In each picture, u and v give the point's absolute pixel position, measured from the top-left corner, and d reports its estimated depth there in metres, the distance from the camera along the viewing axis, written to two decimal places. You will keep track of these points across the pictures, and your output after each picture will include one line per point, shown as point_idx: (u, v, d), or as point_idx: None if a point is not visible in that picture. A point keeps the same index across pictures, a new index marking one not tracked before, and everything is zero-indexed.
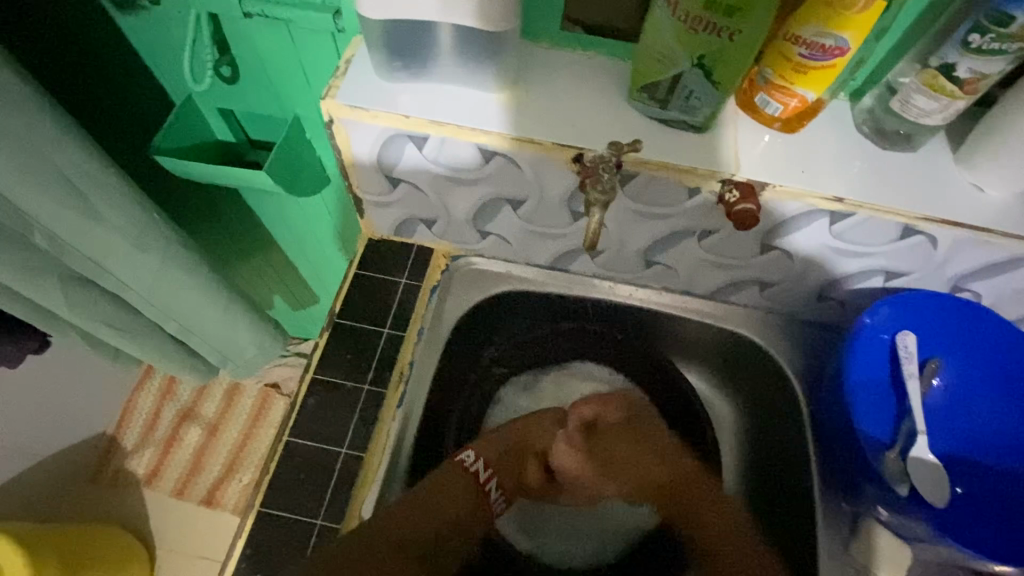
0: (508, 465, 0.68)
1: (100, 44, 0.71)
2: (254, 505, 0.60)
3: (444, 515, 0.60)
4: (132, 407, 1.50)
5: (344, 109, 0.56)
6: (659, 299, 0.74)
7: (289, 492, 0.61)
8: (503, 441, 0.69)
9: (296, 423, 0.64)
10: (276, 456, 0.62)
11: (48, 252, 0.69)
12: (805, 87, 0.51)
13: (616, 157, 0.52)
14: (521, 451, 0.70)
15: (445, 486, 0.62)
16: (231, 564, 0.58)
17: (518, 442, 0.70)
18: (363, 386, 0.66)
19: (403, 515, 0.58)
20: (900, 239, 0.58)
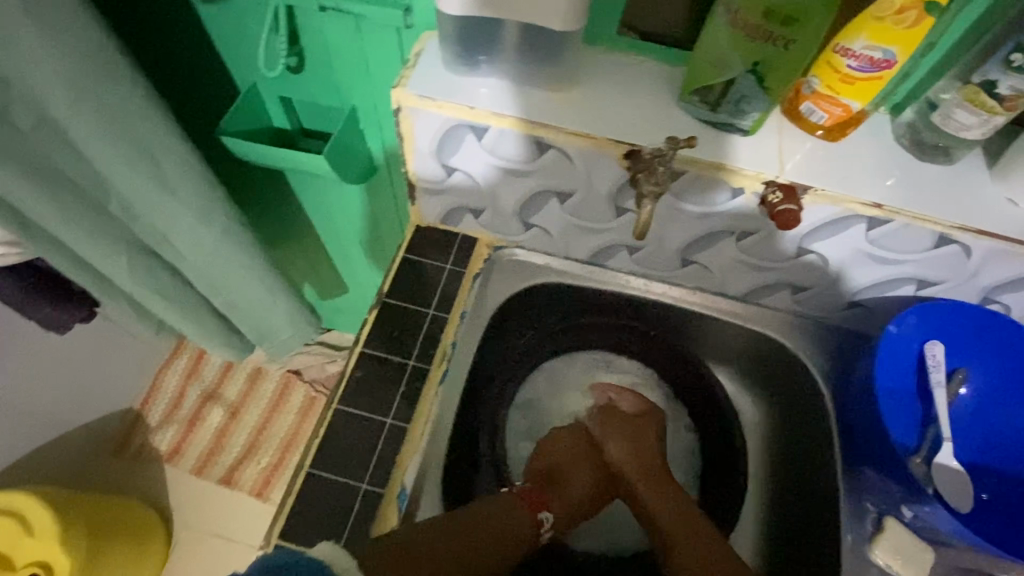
0: (562, 501, 0.67)
1: (178, 31, 0.76)
2: (302, 468, 0.63)
3: (498, 541, 0.58)
4: (158, 385, 1.55)
5: (413, 99, 0.60)
6: (691, 298, 0.77)
7: (335, 458, 0.63)
8: (550, 487, 0.68)
9: (344, 393, 0.67)
10: (325, 423, 0.65)
11: (119, 219, 0.74)
12: (850, 97, 0.54)
13: (673, 151, 0.54)
14: (558, 485, 0.68)
15: (495, 511, 0.61)
16: (278, 523, 0.60)
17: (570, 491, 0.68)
18: (409, 362, 0.69)
19: (456, 525, 0.56)
20: (935, 248, 0.60)
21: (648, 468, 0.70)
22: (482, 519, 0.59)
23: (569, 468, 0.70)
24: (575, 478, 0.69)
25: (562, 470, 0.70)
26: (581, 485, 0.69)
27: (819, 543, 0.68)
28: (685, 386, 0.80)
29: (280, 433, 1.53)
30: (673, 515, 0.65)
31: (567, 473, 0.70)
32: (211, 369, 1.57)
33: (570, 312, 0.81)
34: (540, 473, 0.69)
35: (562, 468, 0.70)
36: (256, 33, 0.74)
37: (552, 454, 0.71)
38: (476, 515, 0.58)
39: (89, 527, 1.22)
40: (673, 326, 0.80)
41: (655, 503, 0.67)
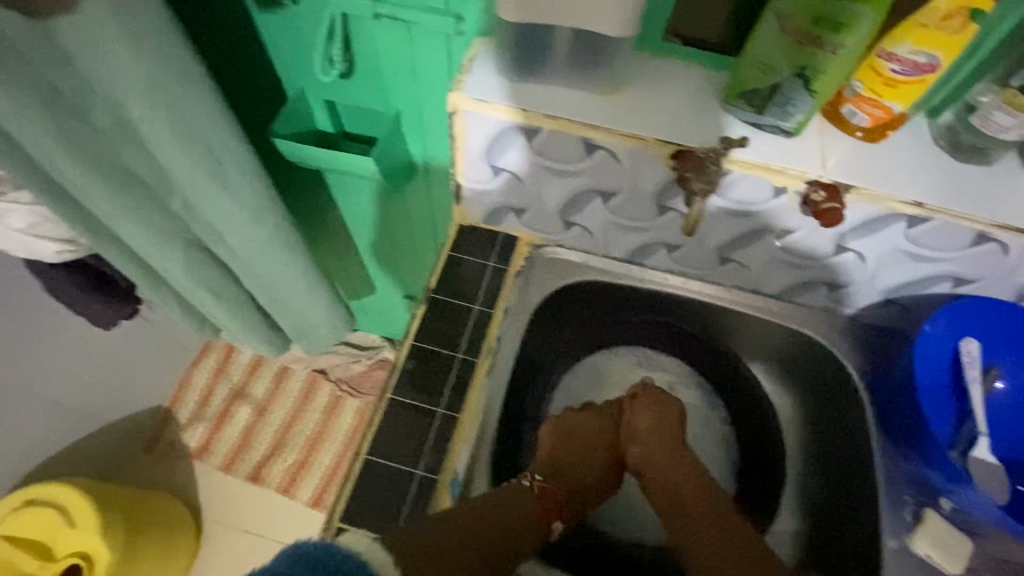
0: (573, 494, 0.69)
1: (234, 39, 0.79)
2: (360, 454, 0.65)
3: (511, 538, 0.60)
4: (188, 382, 1.55)
5: (469, 102, 0.64)
6: (727, 296, 0.78)
7: (390, 445, 0.66)
8: (565, 478, 0.68)
9: (397, 384, 0.70)
10: (380, 411, 0.68)
11: (179, 217, 0.77)
12: (892, 100, 0.56)
13: (726, 150, 0.59)
14: (574, 475, 0.69)
15: (508, 501, 0.62)
16: (340, 508, 0.62)
17: (574, 481, 0.69)
18: (457, 355, 0.72)
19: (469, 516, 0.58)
20: (973, 246, 0.62)
21: (679, 466, 0.70)
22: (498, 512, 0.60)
23: (586, 458, 0.71)
24: (589, 469, 0.70)
25: (578, 461, 0.70)
26: (592, 470, 0.71)
27: (857, 533, 0.69)
28: (724, 381, 0.81)
29: (307, 430, 1.54)
30: (693, 503, 0.67)
31: (586, 463, 0.70)
32: (238, 367, 1.59)
33: (606, 310, 0.83)
34: (556, 461, 0.69)
35: (579, 458, 0.70)
36: (309, 40, 0.77)
37: (569, 441, 0.71)
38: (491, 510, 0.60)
39: (127, 518, 1.25)
40: (707, 324, 0.82)
41: (678, 489, 0.68)
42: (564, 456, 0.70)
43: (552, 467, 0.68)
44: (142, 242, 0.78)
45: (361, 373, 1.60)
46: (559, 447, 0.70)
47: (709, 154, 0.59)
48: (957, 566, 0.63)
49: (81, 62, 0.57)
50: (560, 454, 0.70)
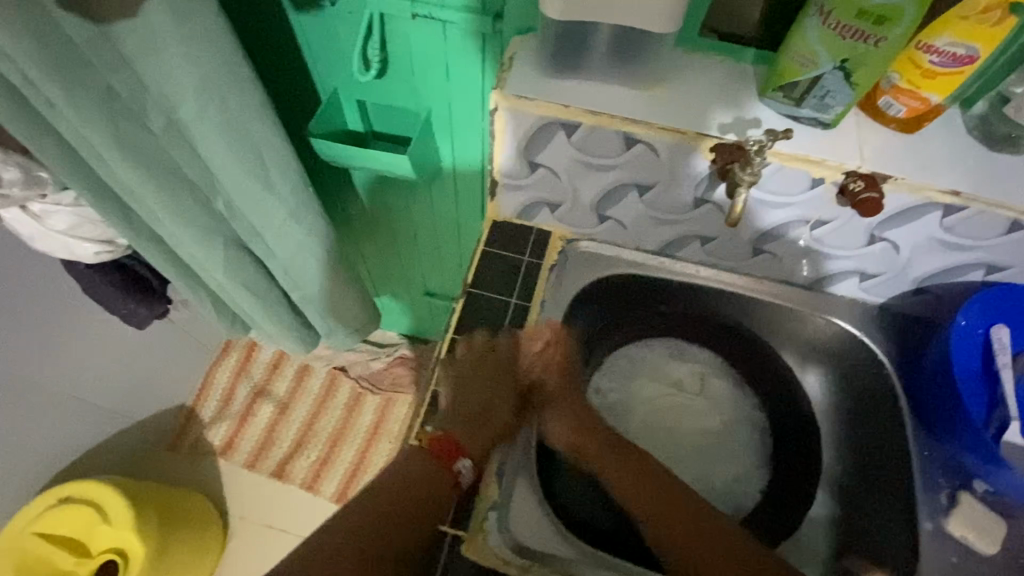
0: (480, 432, 0.69)
1: (271, 40, 0.80)
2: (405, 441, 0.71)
3: (415, 515, 0.64)
4: (210, 381, 1.56)
5: (511, 99, 0.65)
6: (758, 288, 0.81)
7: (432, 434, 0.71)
8: (469, 419, 0.69)
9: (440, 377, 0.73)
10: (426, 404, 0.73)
11: (221, 216, 0.79)
12: (930, 91, 0.58)
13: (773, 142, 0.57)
14: (484, 416, 0.70)
15: (413, 474, 0.67)
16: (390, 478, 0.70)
17: (477, 420, 0.70)
18: None
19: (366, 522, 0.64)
20: (1007, 234, 0.63)
21: (579, 416, 0.71)
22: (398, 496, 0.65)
23: (493, 400, 0.72)
24: (500, 411, 0.71)
25: (486, 402, 0.71)
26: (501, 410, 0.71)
27: (892, 519, 0.71)
28: (760, 372, 0.81)
29: (328, 428, 1.55)
30: (603, 444, 0.70)
31: (495, 404, 0.71)
32: (259, 366, 1.59)
33: (638, 302, 0.83)
34: (455, 404, 0.71)
35: (489, 397, 0.72)
36: (344, 41, 0.78)
37: (469, 384, 0.72)
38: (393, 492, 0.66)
39: (160, 513, 1.27)
40: (738, 316, 0.83)
41: (578, 423, 0.71)
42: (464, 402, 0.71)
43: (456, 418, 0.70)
44: (184, 241, 0.80)
45: (381, 370, 1.59)
46: (459, 392, 0.72)
47: (754, 147, 0.58)
48: (992, 546, 0.64)
49: (138, 65, 0.58)
50: (463, 404, 0.71)
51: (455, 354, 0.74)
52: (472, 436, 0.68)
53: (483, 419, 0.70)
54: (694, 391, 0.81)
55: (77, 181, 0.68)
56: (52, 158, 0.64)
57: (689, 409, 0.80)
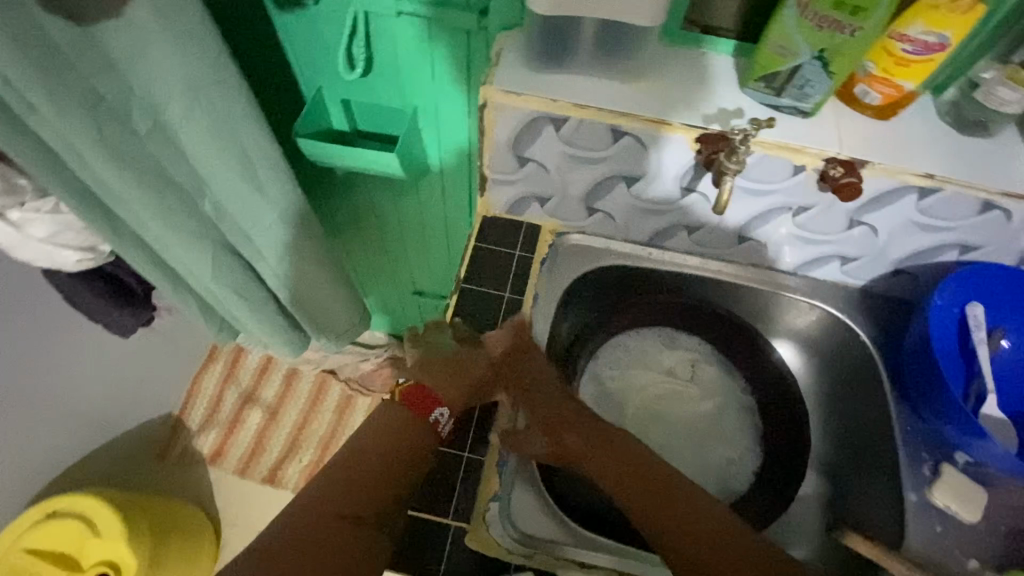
0: (457, 385, 0.73)
1: (255, 41, 0.79)
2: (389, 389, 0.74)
3: (398, 465, 0.66)
4: (198, 388, 1.56)
5: (500, 94, 0.65)
6: (744, 274, 0.82)
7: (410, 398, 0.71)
8: (443, 373, 0.73)
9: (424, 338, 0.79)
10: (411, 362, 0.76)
11: (209, 218, 0.78)
12: (903, 79, 0.60)
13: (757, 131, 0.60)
14: (460, 369, 0.74)
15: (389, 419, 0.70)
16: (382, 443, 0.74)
17: (460, 377, 0.73)
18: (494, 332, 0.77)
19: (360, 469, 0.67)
20: (979, 214, 0.66)
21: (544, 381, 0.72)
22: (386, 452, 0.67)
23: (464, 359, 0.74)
24: (477, 373, 0.73)
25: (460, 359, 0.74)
26: (476, 367, 0.73)
27: (879, 493, 0.73)
28: (743, 355, 0.84)
29: (320, 431, 1.54)
30: (557, 419, 0.70)
31: (466, 362, 0.74)
32: (247, 371, 1.58)
33: (626, 292, 0.84)
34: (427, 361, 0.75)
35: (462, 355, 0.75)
36: (328, 40, 0.77)
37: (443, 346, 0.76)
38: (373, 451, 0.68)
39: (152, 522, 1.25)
40: (727, 301, 0.84)
41: (542, 395, 0.71)
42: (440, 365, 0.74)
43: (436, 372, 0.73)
44: (171, 246, 0.79)
45: (371, 372, 1.59)
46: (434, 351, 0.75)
47: (739, 136, 0.61)
48: (976, 515, 0.67)
49: (123, 66, 0.57)
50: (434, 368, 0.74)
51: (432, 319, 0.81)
52: (447, 390, 0.72)
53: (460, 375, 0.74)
54: (684, 377, 0.83)
55: (61, 190, 0.67)
56: (34, 165, 0.63)
57: (683, 396, 0.82)
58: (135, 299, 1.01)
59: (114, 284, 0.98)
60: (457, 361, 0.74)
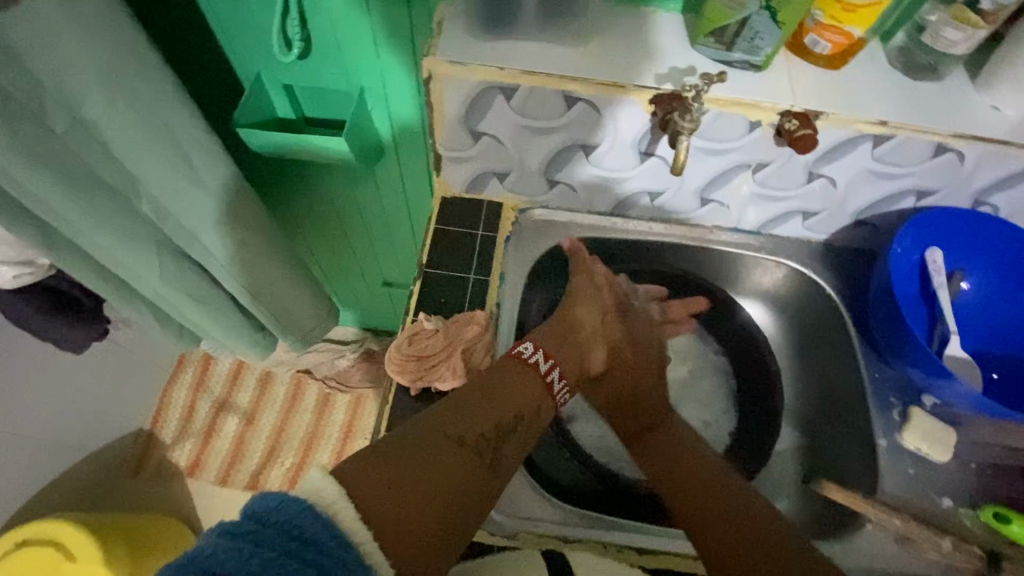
0: (572, 346, 0.66)
1: (183, 28, 0.75)
2: (407, 329, 0.71)
3: (507, 405, 0.56)
4: (167, 401, 1.51)
5: (444, 66, 0.63)
6: (713, 237, 0.81)
7: (409, 354, 0.68)
8: (559, 335, 0.66)
9: (418, 301, 0.75)
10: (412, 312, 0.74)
11: (148, 219, 0.73)
12: (851, 24, 0.59)
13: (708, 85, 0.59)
14: (572, 337, 0.67)
15: (504, 371, 0.59)
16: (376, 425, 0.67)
17: (575, 336, 0.67)
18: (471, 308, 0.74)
19: (469, 404, 0.55)
20: (933, 157, 0.66)
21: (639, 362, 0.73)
22: (493, 395, 0.57)
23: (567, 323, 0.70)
24: (595, 337, 0.69)
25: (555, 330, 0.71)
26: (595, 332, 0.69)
27: (852, 441, 0.74)
28: (716, 319, 0.84)
29: (299, 432, 1.50)
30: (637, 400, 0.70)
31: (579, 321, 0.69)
32: (218, 379, 1.53)
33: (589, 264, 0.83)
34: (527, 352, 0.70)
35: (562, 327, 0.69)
36: (260, 21, 0.73)
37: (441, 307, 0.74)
38: (478, 390, 0.57)
39: (129, 544, 1.20)
40: (695, 264, 0.84)
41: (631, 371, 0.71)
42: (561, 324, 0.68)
43: (553, 332, 0.66)
44: (111, 251, 0.74)
45: (347, 368, 1.53)
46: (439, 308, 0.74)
47: (692, 93, 0.59)
48: (945, 454, 0.68)
49: (27, 58, 0.53)
50: (550, 330, 0.66)
51: (421, 279, 0.76)
52: (561, 345, 0.65)
53: (577, 335, 0.67)
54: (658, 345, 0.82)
55: None
56: None
57: None
58: (84, 309, 0.94)
59: (60, 295, 0.91)
60: (579, 316, 0.69)
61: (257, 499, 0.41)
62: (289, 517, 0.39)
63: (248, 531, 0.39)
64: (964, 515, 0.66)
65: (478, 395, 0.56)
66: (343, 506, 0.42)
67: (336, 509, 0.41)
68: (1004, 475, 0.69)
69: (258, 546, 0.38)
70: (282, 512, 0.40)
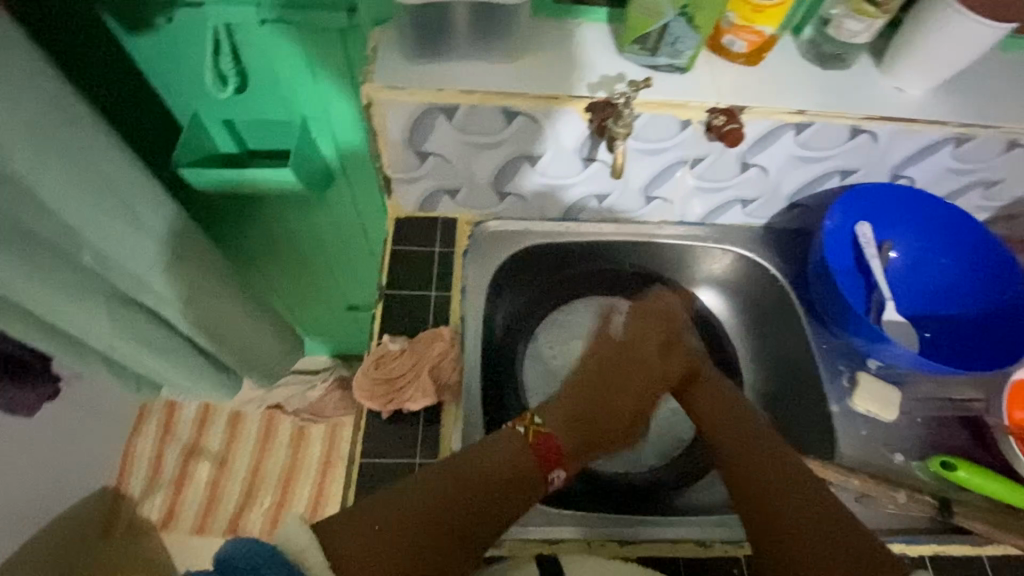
0: (586, 440, 0.64)
1: (112, 73, 0.73)
2: (372, 352, 0.72)
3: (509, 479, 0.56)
4: (133, 454, 1.45)
5: (382, 91, 0.64)
6: (663, 232, 0.85)
7: (376, 378, 0.68)
8: (586, 432, 0.64)
9: (381, 323, 0.75)
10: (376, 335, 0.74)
11: (90, 270, 0.71)
12: (762, 24, 0.63)
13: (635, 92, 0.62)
14: (598, 425, 0.65)
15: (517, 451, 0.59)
16: (353, 451, 0.67)
17: (601, 422, 0.66)
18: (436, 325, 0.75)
19: (472, 472, 0.56)
20: (850, 139, 0.71)
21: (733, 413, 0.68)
22: (499, 469, 0.57)
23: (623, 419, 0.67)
24: (625, 410, 0.68)
25: (611, 398, 0.68)
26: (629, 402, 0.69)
27: (810, 411, 0.78)
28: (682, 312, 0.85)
29: (276, 469, 1.46)
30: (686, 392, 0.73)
31: (615, 402, 0.68)
32: (185, 424, 1.49)
33: (550, 269, 0.85)
34: (571, 396, 0.67)
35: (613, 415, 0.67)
36: (191, 59, 0.72)
37: (406, 327, 0.74)
38: (493, 453, 0.58)
39: None
40: (651, 259, 0.86)
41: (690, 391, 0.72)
42: (587, 405, 0.66)
43: (577, 417, 0.65)
44: (55, 308, 0.71)
45: (319, 399, 1.47)
46: (403, 329, 0.74)
47: (620, 101, 0.63)
48: (891, 411, 0.73)
49: None
50: (575, 419, 0.65)
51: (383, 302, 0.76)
52: (582, 443, 0.64)
53: (606, 426, 0.66)
54: None
55: None
56: None
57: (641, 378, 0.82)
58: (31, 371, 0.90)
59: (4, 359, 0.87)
60: (623, 392, 0.69)
61: (230, 546, 0.43)
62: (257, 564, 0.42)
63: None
64: (916, 468, 0.71)
65: (490, 462, 0.57)
66: (313, 554, 0.44)
67: (304, 559, 0.44)
68: (946, 425, 0.75)
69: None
70: (252, 558, 0.43)
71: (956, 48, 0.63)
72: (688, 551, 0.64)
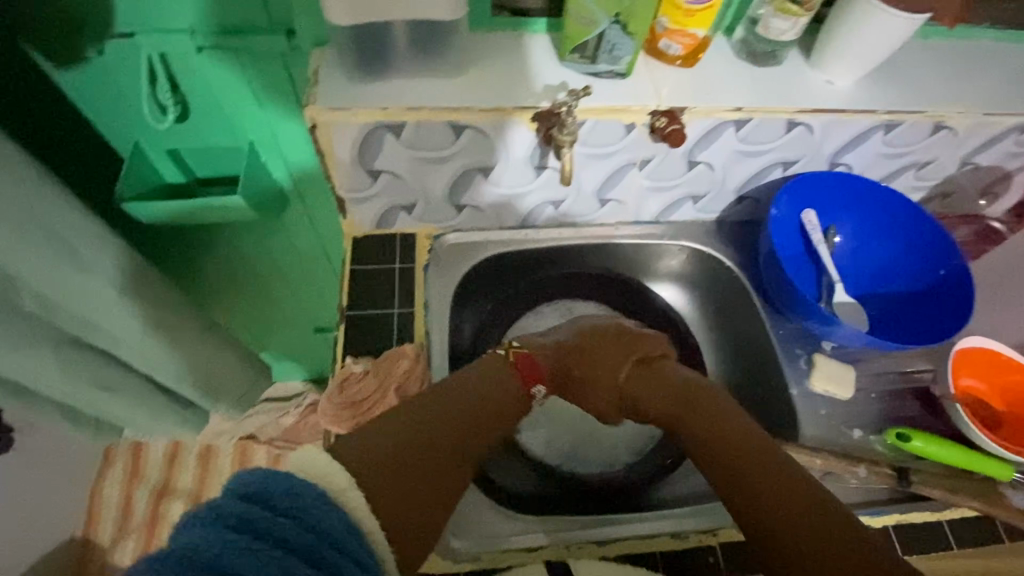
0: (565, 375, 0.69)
1: (44, 110, 0.71)
2: (336, 375, 0.71)
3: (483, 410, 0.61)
4: (100, 501, 1.39)
5: (325, 112, 0.64)
6: (620, 232, 0.86)
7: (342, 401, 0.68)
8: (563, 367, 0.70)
9: (345, 345, 0.74)
10: (340, 358, 0.73)
11: (35, 316, 0.69)
12: (694, 27, 0.66)
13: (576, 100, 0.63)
14: (575, 368, 0.69)
15: (491, 379, 0.65)
16: None
17: (582, 365, 0.69)
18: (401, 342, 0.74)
19: (449, 402, 0.59)
20: (788, 132, 0.74)
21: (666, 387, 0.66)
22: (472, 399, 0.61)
23: (598, 395, 0.68)
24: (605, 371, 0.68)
25: (594, 360, 0.69)
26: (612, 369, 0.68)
27: (772, 396, 0.81)
28: (642, 310, 0.87)
29: None
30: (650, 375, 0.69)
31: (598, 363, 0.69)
32: (154, 465, 1.44)
33: (513, 275, 0.85)
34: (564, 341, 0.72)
35: (588, 381, 0.69)
36: (128, 90, 0.70)
37: (371, 347, 0.74)
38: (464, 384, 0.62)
39: None
40: (611, 259, 0.88)
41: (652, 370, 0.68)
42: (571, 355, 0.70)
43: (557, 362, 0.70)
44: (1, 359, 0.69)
45: (293, 426, 1.39)
46: (368, 349, 0.74)
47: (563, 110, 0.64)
48: (847, 389, 0.76)
49: None
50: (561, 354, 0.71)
51: (345, 323, 0.75)
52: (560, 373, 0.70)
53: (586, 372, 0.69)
54: None
55: None
56: None
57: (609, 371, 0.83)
58: None
59: None
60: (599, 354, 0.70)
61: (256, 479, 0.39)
62: (303, 504, 0.38)
63: (248, 518, 0.36)
64: (875, 441, 0.74)
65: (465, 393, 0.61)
66: (343, 526, 0.39)
67: (342, 498, 0.42)
68: (900, 398, 0.78)
69: (271, 544, 0.35)
70: (293, 500, 0.38)
71: (877, 40, 0.67)
72: (668, 545, 0.66)
